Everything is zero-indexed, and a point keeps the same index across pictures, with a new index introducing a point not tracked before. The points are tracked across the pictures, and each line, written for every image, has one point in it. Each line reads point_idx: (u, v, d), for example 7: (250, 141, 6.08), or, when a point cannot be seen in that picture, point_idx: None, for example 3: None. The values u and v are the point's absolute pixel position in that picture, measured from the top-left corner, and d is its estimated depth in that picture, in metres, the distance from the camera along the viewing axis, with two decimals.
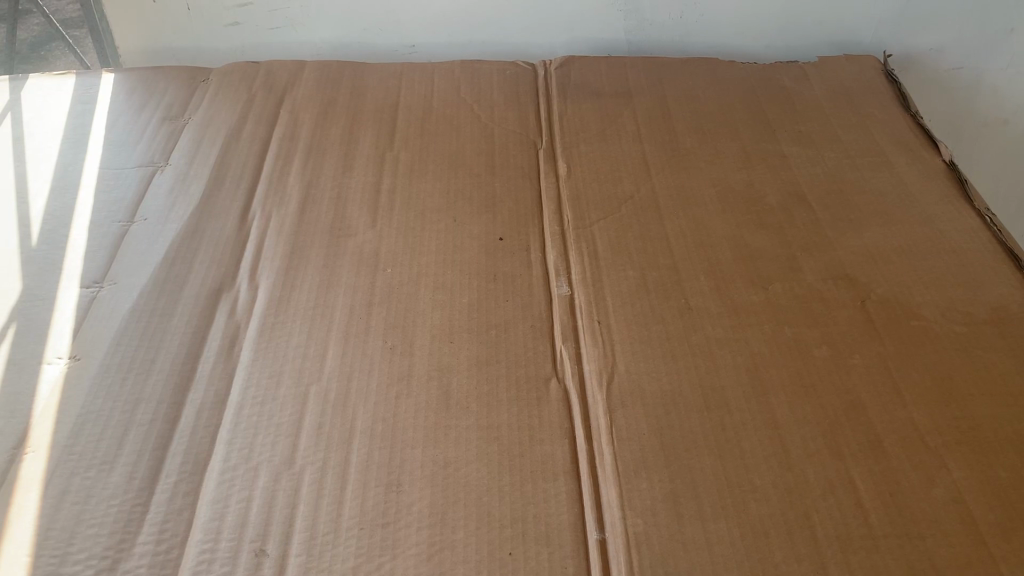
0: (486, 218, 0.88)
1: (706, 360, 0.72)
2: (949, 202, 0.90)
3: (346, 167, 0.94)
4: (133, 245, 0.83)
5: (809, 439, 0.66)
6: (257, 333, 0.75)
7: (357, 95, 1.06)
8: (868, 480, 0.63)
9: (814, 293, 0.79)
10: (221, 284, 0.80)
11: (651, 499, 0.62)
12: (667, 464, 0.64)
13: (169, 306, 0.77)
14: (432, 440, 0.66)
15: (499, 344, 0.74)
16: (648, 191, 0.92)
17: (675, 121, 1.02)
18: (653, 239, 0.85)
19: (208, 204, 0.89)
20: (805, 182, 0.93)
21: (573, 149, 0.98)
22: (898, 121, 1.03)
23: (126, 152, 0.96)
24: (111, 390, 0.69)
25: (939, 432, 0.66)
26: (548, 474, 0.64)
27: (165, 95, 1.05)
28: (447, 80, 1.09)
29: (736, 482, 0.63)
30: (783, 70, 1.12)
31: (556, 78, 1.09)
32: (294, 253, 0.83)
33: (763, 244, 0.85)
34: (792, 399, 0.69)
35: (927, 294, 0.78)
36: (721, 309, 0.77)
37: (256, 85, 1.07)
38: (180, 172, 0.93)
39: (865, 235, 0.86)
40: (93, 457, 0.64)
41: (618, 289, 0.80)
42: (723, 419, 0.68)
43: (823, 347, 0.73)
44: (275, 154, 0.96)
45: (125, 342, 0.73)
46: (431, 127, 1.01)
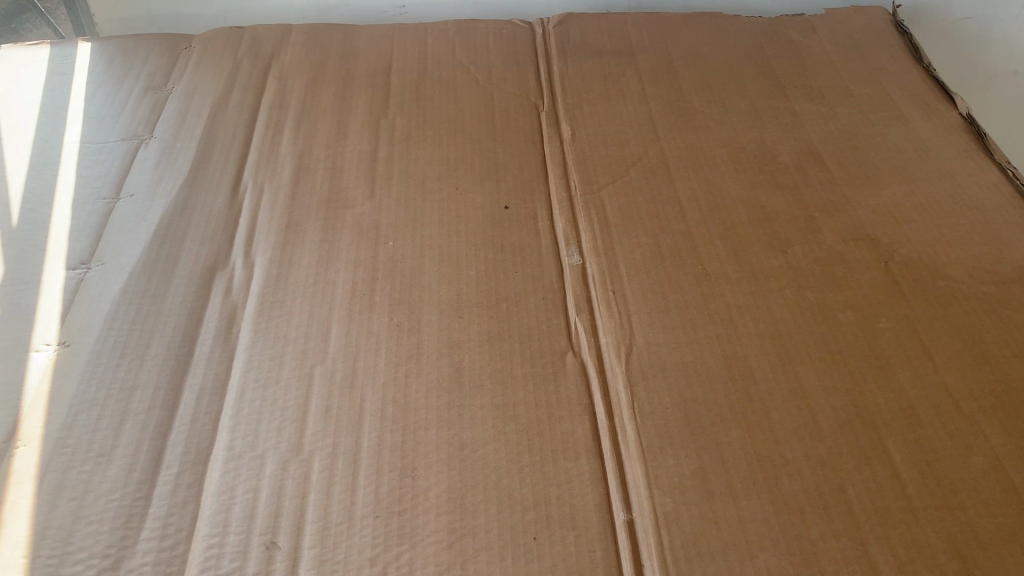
0: (490, 185, 0.84)
1: (728, 329, 0.69)
2: (969, 156, 0.86)
3: (340, 135, 0.90)
4: (120, 224, 0.79)
5: (839, 408, 0.63)
6: (255, 313, 0.71)
7: (348, 59, 1.01)
8: (903, 449, 0.60)
9: (836, 255, 0.76)
10: (215, 262, 0.76)
11: (679, 476, 0.59)
12: (694, 439, 0.61)
13: (161, 287, 0.73)
14: (446, 421, 0.63)
15: (511, 319, 0.71)
16: (657, 153, 0.88)
17: (680, 79, 0.98)
18: (664, 203, 0.82)
19: (197, 177, 0.84)
20: (819, 139, 0.90)
21: (576, 111, 0.94)
22: (910, 73, 0.99)
23: (108, 125, 0.91)
24: (104, 377, 0.66)
25: (974, 397, 0.64)
26: (570, 453, 0.61)
27: (147, 64, 1.00)
28: (441, 41, 1.04)
29: (767, 456, 0.60)
30: (789, 24, 1.08)
31: (555, 37, 1.05)
32: (290, 227, 0.79)
33: (779, 205, 0.81)
34: (819, 366, 0.66)
35: (952, 253, 0.75)
36: (740, 274, 0.74)
37: (241, 51, 1.02)
38: (165, 145, 0.89)
39: (884, 193, 0.82)
40: (88, 449, 0.61)
41: (631, 257, 0.76)
42: (749, 390, 0.65)
43: (849, 311, 0.70)
44: (265, 123, 0.91)
45: (117, 326, 0.70)
46: (427, 92, 0.97)
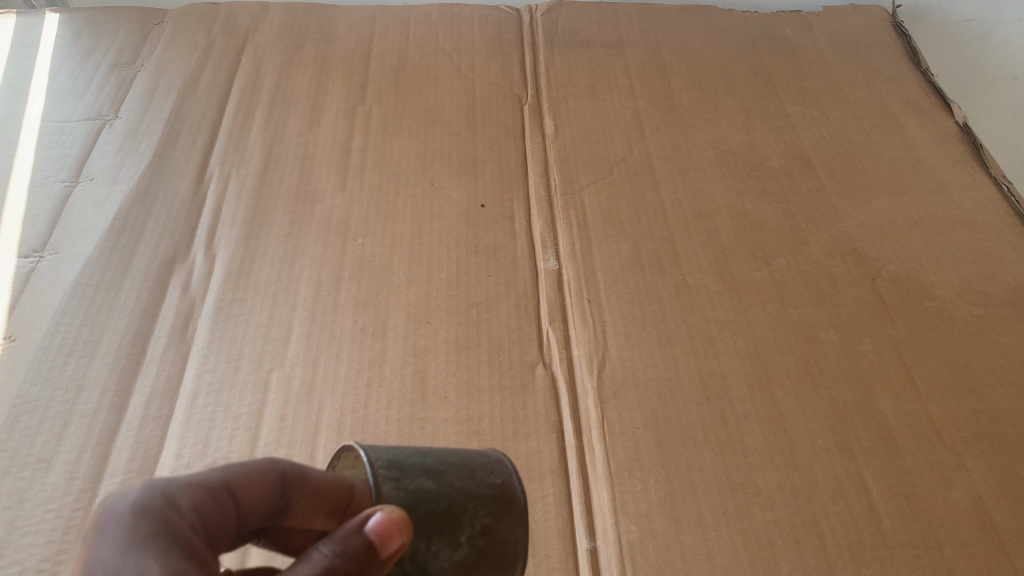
0: (467, 182, 0.81)
1: (705, 345, 0.67)
2: (963, 168, 0.84)
3: (313, 123, 0.86)
4: (77, 210, 0.76)
5: (816, 435, 0.61)
6: (213, 311, 0.68)
7: (326, 41, 0.98)
8: (880, 481, 0.58)
9: (821, 270, 0.73)
10: (174, 255, 0.73)
11: (646, 503, 0.57)
12: (664, 463, 0.59)
13: (116, 280, 0.70)
14: (405, 435, 0.60)
15: (480, 326, 0.68)
16: (641, 154, 0.85)
17: (670, 75, 0.95)
18: (646, 208, 0.79)
19: (161, 163, 0.81)
20: (809, 144, 0.87)
21: (560, 106, 0.90)
22: (907, 78, 0.96)
23: (71, 103, 0.87)
24: (50, 376, 0.63)
25: (956, 428, 0.61)
26: (534, 475, 0.58)
27: (116, 39, 0.96)
28: (424, 26, 1.01)
29: (739, 484, 0.58)
30: (785, 21, 1.04)
31: (543, 26, 1.01)
32: (256, 219, 0.76)
33: (766, 213, 0.78)
34: (798, 388, 0.64)
35: (941, 272, 0.73)
36: (721, 286, 0.71)
37: (215, 29, 0.98)
38: (130, 127, 0.85)
39: (874, 205, 0.79)
40: (28, 454, 0.58)
41: (609, 264, 0.73)
42: (724, 412, 0.62)
43: (831, 330, 0.68)
44: (235, 107, 0.88)
45: (67, 321, 0.66)
46: (407, 79, 0.93)
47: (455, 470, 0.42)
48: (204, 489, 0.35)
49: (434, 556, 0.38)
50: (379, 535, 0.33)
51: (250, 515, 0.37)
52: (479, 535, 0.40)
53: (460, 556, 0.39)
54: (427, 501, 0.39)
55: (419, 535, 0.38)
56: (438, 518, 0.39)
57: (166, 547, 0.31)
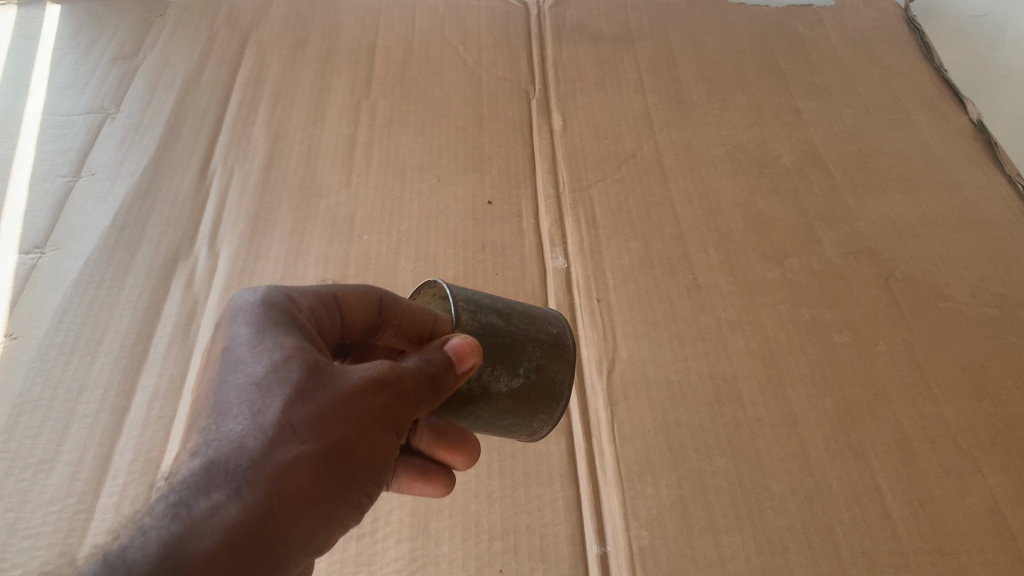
0: (474, 178, 0.80)
1: (717, 346, 0.66)
2: (978, 166, 0.82)
3: (318, 117, 0.85)
4: (79, 206, 0.75)
5: (830, 439, 0.60)
6: (217, 309, 0.67)
7: (331, 34, 0.96)
8: (895, 487, 0.57)
9: (833, 270, 0.72)
10: (177, 252, 0.72)
11: (657, 507, 0.56)
12: (676, 466, 0.58)
13: (118, 277, 0.69)
14: None
15: None
16: (651, 150, 0.83)
17: (679, 70, 0.94)
18: (656, 205, 0.78)
19: (164, 157, 0.80)
20: (821, 141, 0.85)
21: (568, 100, 0.89)
22: (920, 74, 0.94)
23: (73, 96, 0.86)
24: (52, 374, 0.62)
25: (972, 432, 0.60)
26: (543, 478, 0.57)
27: (118, 31, 0.95)
28: (430, 18, 0.99)
29: (752, 489, 0.57)
30: (796, 15, 1.03)
31: (550, 19, 1.00)
32: (260, 216, 0.75)
33: (777, 212, 0.77)
34: (811, 391, 0.63)
35: (956, 273, 0.71)
36: (733, 286, 0.70)
37: (218, 21, 0.97)
38: (132, 121, 0.84)
39: (888, 204, 0.78)
40: (29, 455, 0.57)
41: (619, 263, 0.72)
42: (736, 414, 0.61)
43: (845, 331, 0.67)
44: (239, 101, 0.87)
45: (69, 318, 0.65)
46: (413, 73, 0.92)
47: (521, 314, 0.46)
48: (322, 296, 0.42)
49: (495, 380, 0.44)
50: (457, 353, 0.40)
51: (352, 327, 0.44)
52: (534, 370, 0.45)
53: (517, 384, 0.44)
54: (495, 336, 0.44)
55: (485, 360, 0.43)
56: (503, 351, 0.44)
57: (296, 332, 0.38)
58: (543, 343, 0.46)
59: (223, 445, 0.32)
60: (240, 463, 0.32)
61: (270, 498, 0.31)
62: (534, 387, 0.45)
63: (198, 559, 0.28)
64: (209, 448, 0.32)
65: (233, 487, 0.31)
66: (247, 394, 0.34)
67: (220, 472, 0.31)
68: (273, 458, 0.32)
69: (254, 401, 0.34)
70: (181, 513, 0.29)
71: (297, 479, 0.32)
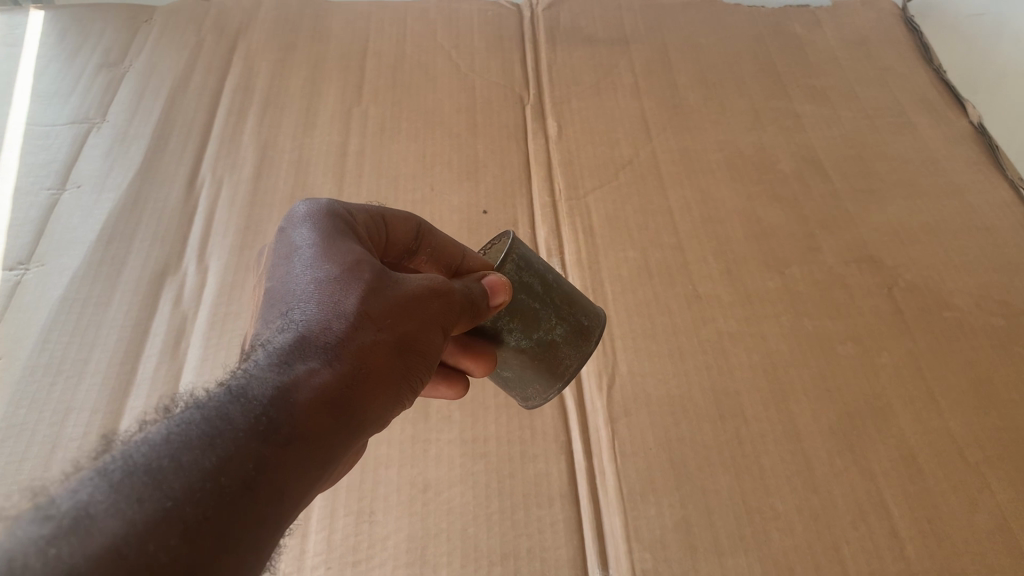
0: (468, 187, 0.78)
1: (719, 359, 0.64)
2: (980, 170, 0.81)
3: (308, 125, 0.84)
4: (64, 219, 0.73)
5: (835, 455, 0.58)
6: (207, 326, 0.65)
7: (321, 39, 0.95)
8: (903, 504, 0.56)
9: (835, 279, 0.71)
10: (165, 267, 0.70)
11: (660, 529, 0.54)
12: (678, 486, 0.56)
13: (105, 294, 0.67)
14: (408, 457, 0.58)
15: None
16: (648, 156, 0.82)
17: (676, 74, 0.92)
18: (654, 213, 0.76)
19: (151, 169, 0.78)
20: (821, 146, 0.84)
21: (564, 106, 0.88)
22: (919, 75, 0.93)
23: (57, 105, 0.84)
24: (37, 397, 0.60)
25: (979, 446, 0.59)
26: (543, 499, 0.56)
27: (103, 37, 0.93)
28: (421, 22, 0.98)
29: (756, 508, 0.55)
30: (792, 17, 1.01)
31: (544, 22, 0.99)
32: (250, 228, 0.73)
33: (777, 219, 0.76)
34: (815, 405, 0.61)
35: (959, 281, 0.70)
36: (733, 297, 0.69)
37: (206, 26, 0.95)
38: (119, 131, 0.82)
39: (889, 210, 0.77)
40: (14, 481, 0.55)
41: (617, 273, 0.71)
42: (739, 430, 0.60)
43: (848, 343, 0.66)
44: (227, 110, 0.85)
45: (54, 338, 0.64)
46: (405, 78, 0.90)
47: (562, 295, 0.50)
48: (373, 215, 0.47)
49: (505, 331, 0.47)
50: (491, 287, 0.44)
51: (393, 247, 0.49)
52: (546, 342, 0.49)
53: (525, 345, 0.48)
54: (526, 295, 0.47)
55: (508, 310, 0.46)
56: (527, 311, 0.47)
57: (358, 242, 0.42)
58: (565, 326, 0.49)
59: (306, 325, 0.36)
60: (327, 338, 0.35)
61: (357, 371, 0.35)
62: (537, 351, 0.49)
63: (303, 406, 0.32)
64: (297, 326, 0.36)
65: (325, 356, 0.34)
66: (324, 285, 0.38)
67: (312, 343, 0.35)
68: (354, 339, 0.36)
69: (333, 293, 0.37)
70: (285, 367, 0.33)
71: (376, 360, 0.36)
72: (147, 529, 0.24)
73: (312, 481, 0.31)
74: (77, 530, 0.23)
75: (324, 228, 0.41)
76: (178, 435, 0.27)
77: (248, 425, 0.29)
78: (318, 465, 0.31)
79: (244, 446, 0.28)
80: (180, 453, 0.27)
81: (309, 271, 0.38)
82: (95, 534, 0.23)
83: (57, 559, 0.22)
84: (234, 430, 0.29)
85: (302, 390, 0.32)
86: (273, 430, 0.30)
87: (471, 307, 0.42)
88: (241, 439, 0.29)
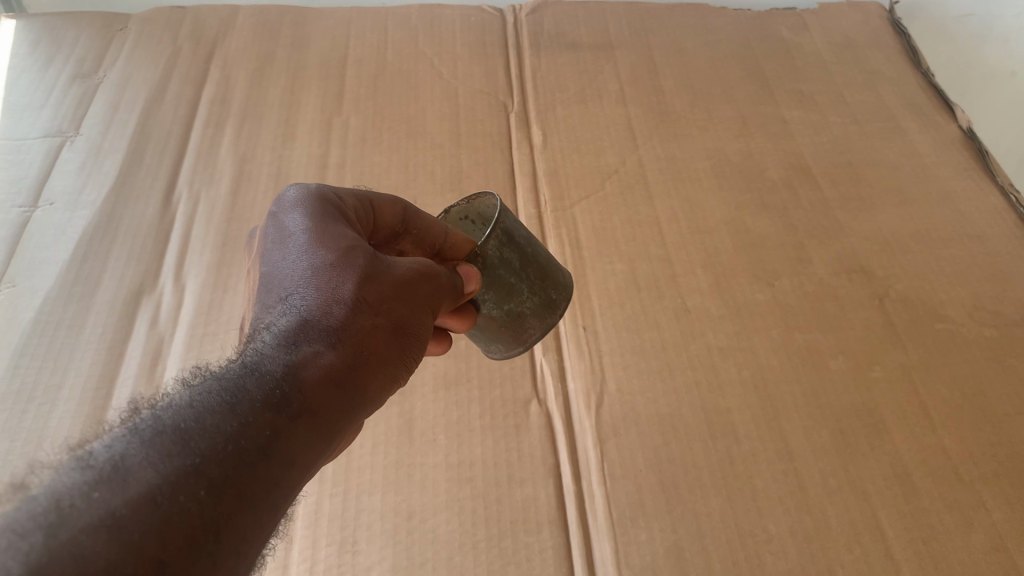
0: (451, 199, 0.77)
1: (709, 376, 0.63)
2: (970, 176, 0.80)
3: (288, 136, 0.82)
4: (36, 238, 0.71)
5: (828, 474, 0.57)
6: (184, 347, 0.64)
7: (300, 46, 0.93)
8: (898, 524, 0.55)
9: (826, 290, 0.69)
10: (141, 286, 0.68)
11: (651, 554, 0.53)
12: (669, 509, 0.55)
13: (79, 316, 0.65)
14: (392, 484, 0.56)
15: (470, 359, 0.64)
16: (634, 165, 0.81)
17: (662, 80, 0.91)
18: (641, 224, 0.75)
19: (127, 184, 0.76)
20: (809, 153, 0.83)
21: (548, 114, 0.86)
22: (907, 79, 0.92)
23: (29, 118, 0.82)
24: (8, 426, 0.58)
25: (974, 463, 0.58)
26: (531, 526, 0.55)
27: (76, 47, 0.91)
28: (403, 29, 0.96)
29: (749, 530, 0.54)
30: (779, 20, 1.00)
31: (527, 27, 0.97)
32: (228, 244, 0.71)
33: (766, 229, 0.75)
34: (807, 422, 0.60)
35: (952, 291, 0.69)
36: (723, 310, 0.68)
37: (182, 35, 0.93)
38: (93, 145, 0.80)
39: (879, 218, 0.76)
40: None
41: (604, 287, 0.70)
42: (730, 450, 0.59)
43: (840, 357, 0.64)
44: (204, 121, 0.83)
45: (26, 363, 0.62)
46: (387, 87, 0.88)
47: (537, 266, 0.50)
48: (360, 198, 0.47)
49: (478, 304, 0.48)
50: (464, 276, 0.45)
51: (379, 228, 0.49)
52: (515, 313, 0.50)
53: (496, 313, 0.49)
54: (504, 270, 0.47)
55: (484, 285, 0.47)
56: (503, 285, 0.48)
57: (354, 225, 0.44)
58: (536, 299, 0.50)
59: (310, 307, 0.39)
60: (327, 320, 0.38)
61: (356, 353, 0.38)
62: (506, 320, 0.50)
63: (310, 384, 0.35)
64: (302, 306, 0.38)
65: (327, 337, 0.37)
66: (328, 266, 0.40)
67: (317, 322, 0.38)
68: (354, 322, 0.38)
69: (335, 274, 0.40)
70: (292, 347, 0.36)
71: (375, 343, 0.39)
72: (175, 481, 0.28)
73: (317, 450, 0.34)
74: (115, 479, 0.27)
75: (321, 207, 0.44)
76: (198, 405, 0.31)
77: (260, 397, 0.33)
78: (321, 437, 0.35)
79: (257, 417, 0.32)
80: (203, 418, 0.31)
81: (307, 250, 0.41)
82: (130, 483, 0.27)
83: (99, 500, 0.26)
84: (250, 400, 0.33)
85: (308, 369, 0.35)
86: (283, 402, 0.34)
87: (454, 292, 0.44)
88: (255, 408, 0.32)
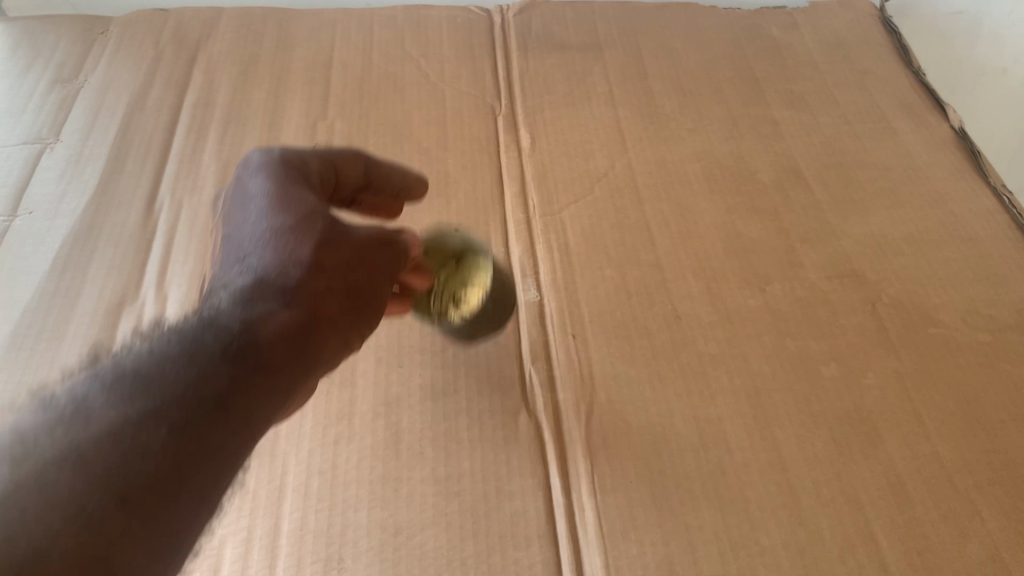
0: (438, 205, 0.76)
1: (700, 384, 0.62)
2: (962, 177, 0.80)
3: (272, 141, 0.81)
4: (15, 248, 0.69)
5: (821, 484, 0.57)
6: None
7: (285, 49, 0.91)
8: (892, 536, 0.54)
9: (818, 295, 0.69)
10: (122, 296, 0.67)
11: (642, 569, 0.52)
12: (660, 522, 0.54)
13: (59, 328, 0.64)
14: (378, 498, 0.55)
15: (457, 369, 0.63)
16: (624, 168, 0.80)
17: (651, 81, 0.90)
18: (631, 228, 0.74)
19: (108, 192, 0.75)
20: (801, 154, 0.82)
21: (536, 116, 0.85)
22: (898, 79, 0.91)
23: (8, 125, 0.81)
24: None
25: (969, 472, 0.57)
26: (520, 541, 0.54)
27: (57, 51, 0.89)
28: (389, 30, 0.95)
29: (741, 543, 0.53)
30: (769, 19, 0.99)
31: (515, 28, 0.96)
32: (211, 252, 0.70)
33: (757, 233, 0.74)
34: (800, 432, 0.59)
35: (945, 295, 0.69)
36: (714, 316, 0.67)
37: (164, 38, 0.91)
38: (73, 151, 0.78)
39: (871, 221, 0.75)
40: None
41: (594, 294, 0.69)
42: (722, 460, 0.58)
43: (833, 364, 0.64)
44: (187, 126, 0.82)
45: (5, 377, 0.61)
46: (372, 90, 0.87)
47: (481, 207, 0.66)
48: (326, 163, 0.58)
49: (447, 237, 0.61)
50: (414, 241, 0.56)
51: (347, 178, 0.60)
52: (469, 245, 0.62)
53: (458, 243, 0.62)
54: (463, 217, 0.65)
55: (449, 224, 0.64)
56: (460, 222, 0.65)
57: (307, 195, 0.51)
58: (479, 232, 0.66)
59: (266, 270, 0.46)
60: (283, 280, 0.45)
61: (306, 313, 0.45)
62: (464, 247, 0.62)
63: (265, 338, 0.42)
64: (259, 270, 0.46)
65: (283, 297, 0.44)
66: (283, 234, 0.48)
67: (271, 286, 0.45)
68: (305, 285, 0.46)
69: (289, 243, 0.47)
70: (250, 303, 0.43)
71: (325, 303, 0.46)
72: (138, 421, 0.34)
73: (274, 391, 0.41)
74: (78, 418, 0.33)
75: (274, 178, 0.52)
76: (160, 356, 0.38)
77: (218, 347, 0.40)
78: (273, 383, 0.41)
79: (216, 365, 0.39)
80: (164, 365, 0.37)
81: (267, 220, 0.48)
82: (93, 420, 0.33)
83: (62, 440, 0.32)
84: (207, 352, 0.39)
85: (263, 326, 0.42)
86: (239, 354, 0.40)
87: (398, 258, 0.53)
88: (213, 358, 0.39)
